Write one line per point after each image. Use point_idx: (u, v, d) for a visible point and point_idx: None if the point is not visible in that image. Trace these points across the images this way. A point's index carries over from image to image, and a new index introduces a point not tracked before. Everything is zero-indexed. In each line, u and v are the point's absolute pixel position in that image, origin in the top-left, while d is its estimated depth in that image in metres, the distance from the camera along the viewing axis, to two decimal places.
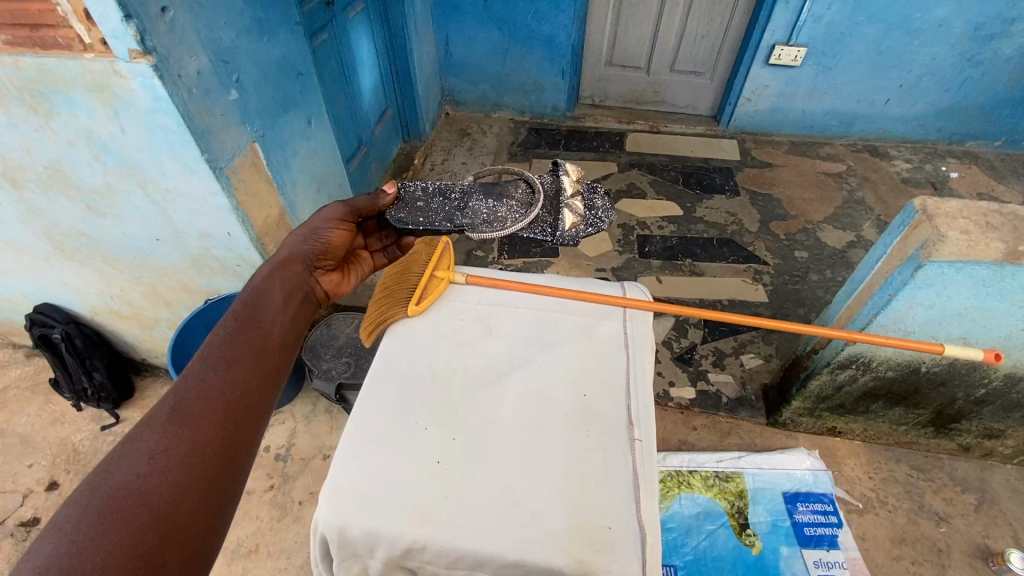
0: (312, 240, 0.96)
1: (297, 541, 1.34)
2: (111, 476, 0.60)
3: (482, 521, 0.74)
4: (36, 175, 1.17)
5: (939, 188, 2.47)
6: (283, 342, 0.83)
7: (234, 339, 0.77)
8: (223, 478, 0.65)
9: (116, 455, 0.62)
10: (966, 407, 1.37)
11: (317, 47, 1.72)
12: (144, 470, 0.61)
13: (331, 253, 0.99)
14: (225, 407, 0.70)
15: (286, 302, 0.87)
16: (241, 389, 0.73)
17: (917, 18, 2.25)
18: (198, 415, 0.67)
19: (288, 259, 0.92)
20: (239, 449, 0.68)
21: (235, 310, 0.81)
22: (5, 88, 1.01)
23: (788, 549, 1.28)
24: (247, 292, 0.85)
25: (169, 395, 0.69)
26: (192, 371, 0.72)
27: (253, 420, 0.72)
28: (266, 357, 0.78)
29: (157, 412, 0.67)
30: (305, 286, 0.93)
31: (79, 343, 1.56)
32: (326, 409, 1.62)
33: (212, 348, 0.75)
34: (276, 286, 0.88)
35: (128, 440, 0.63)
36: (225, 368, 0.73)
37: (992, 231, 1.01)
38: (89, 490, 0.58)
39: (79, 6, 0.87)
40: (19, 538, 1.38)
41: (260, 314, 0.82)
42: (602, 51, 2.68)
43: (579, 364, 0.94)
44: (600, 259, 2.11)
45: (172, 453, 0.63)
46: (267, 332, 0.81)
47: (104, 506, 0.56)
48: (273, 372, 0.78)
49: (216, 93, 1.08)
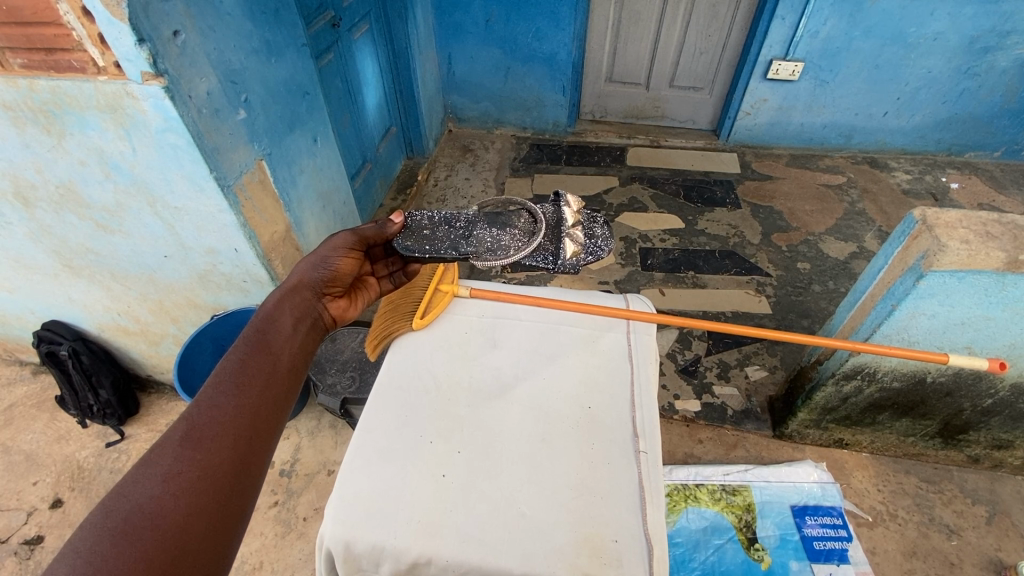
0: (322, 268, 0.95)
1: (302, 558, 1.33)
2: (125, 499, 0.60)
3: (488, 535, 0.74)
4: (47, 194, 1.19)
5: (940, 200, 2.48)
6: (293, 367, 0.83)
7: (246, 364, 0.78)
8: (233, 502, 0.65)
9: (130, 478, 0.62)
10: (974, 418, 1.36)
11: (323, 67, 1.76)
12: (157, 493, 0.61)
13: (339, 280, 0.98)
14: (237, 431, 0.70)
15: (296, 328, 0.87)
16: (252, 414, 0.73)
17: (913, 32, 2.29)
18: (210, 439, 0.68)
19: (298, 285, 0.92)
20: (248, 474, 0.69)
21: (246, 335, 0.82)
22: (20, 110, 1.03)
23: (797, 564, 1.26)
24: (258, 317, 0.85)
25: (183, 418, 0.69)
26: (204, 395, 0.73)
27: (262, 444, 0.73)
28: (276, 381, 0.79)
29: (171, 435, 0.67)
30: (314, 312, 0.93)
31: (86, 360, 1.57)
32: (330, 423, 1.62)
33: (224, 372, 0.76)
34: (286, 311, 0.88)
35: (141, 463, 0.64)
36: (237, 393, 0.74)
37: (992, 240, 1.00)
38: (103, 513, 0.58)
39: (93, 31, 0.89)
40: (23, 557, 1.37)
41: (270, 339, 0.82)
42: (602, 68, 2.72)
43: (584, 377, 0.95)
44: (603, 272, 2.12)
45: (184, 476, 0.63)
46: (277, 357, 0.81)
47: (118, 530, 0.57)
48: (282, 396, 0.79)
49: (224, 112, 1.11)
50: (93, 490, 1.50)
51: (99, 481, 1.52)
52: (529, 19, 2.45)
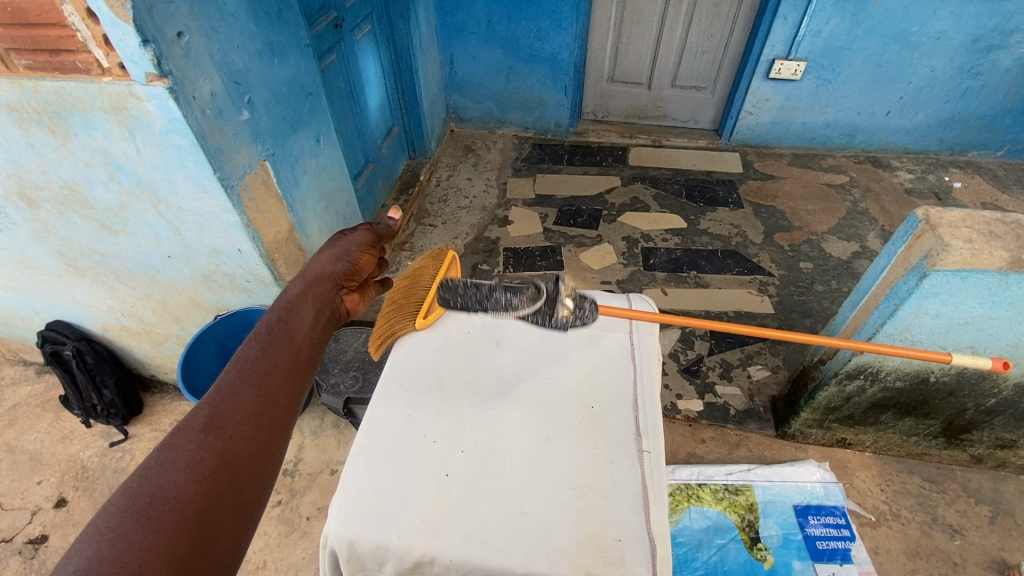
0: (344, 261, 0.98)
1: (305, 557, 1.33)
2: (148, 483, 0.60)
3: (491, 535, 0.74)
4: (51, 195, 1.20)
5: (942, 199, 2.47)
6: (312, 358, 0.84)
7: (268, 353, 0.78)
8: (251, 490, 0.66)
9: (153, 462, 0.63)
10: (977, 417, 1.36)
11: (326, 66, 1.76)
12: (180, 478, 0.62)
13: (358, 274, 1.00)
14: (257, 419, 0.71)
15: (316, 319, 0.88)
16: (272, 403, 0.74)
17: (915, 31, 2.29)
18: (232, 427, 0.68)
19: (322, 276, 0.93)
20: (267, 463, 0.69)
21: (269, 323, 0.83)
22: (24, 111, 1.04)
23: (800, 564, 1.26)
24: (280, 306, 0.86)
25: (205, 405, 0.70)
26: (226, 382, 0.74)
27: (281, 433, 0.73)
28: (296, 371, 0.79)
29: (192, 422, 0.68)
30: (334, 304, 0.94)
31: (90, 359, 1.57)
32: (333, 423, 1.62)
33: (245, 361, 0.76)
34: (308, 302, 0.89)
35: (163, 449, 0.64)
36: (258, 381, 0.74)
37: (996, 239, 1.00)
38: (127, 496, 0.59)
39: (97, 32, 0.90)
40: (27, 556, 1.37)
41: (292, 329, 0.83)
42: (604, 68, 2.73)
43: (587, 376, 0.95)
44: (605, 272, 2.12)
45: (206, 462, 0.64)
46: (298, 348, 0.82)
47: (141, 513, 0.57)
48: (301, 386, 0.79)
49: (228, 113, 1.11)
50: (98, 490, 1.51)
51: (103, 480, 1.53)
52: (531, 19, 2.46)
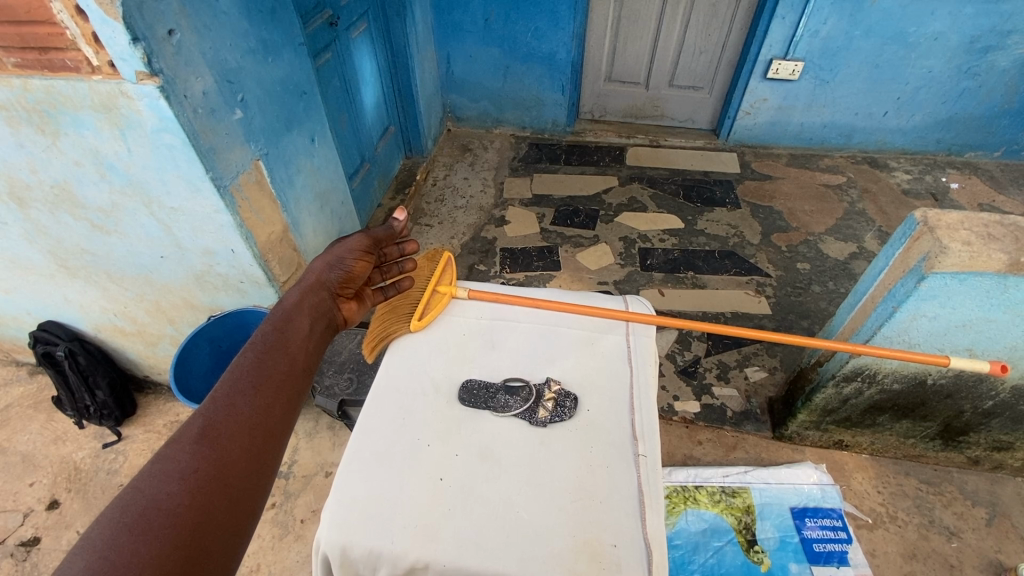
0: (338, 268, 0.98)
1: (300, 560, 1.32)
2: (142, 494, 0.60)
3: (486, 540, 0.73)
4: (42, 194, 1.18)
5: (940, 200, 2.47)
6: (307, 367, 0.84)
7: (263, 363, 0.79)
8: (245, 502, 0.65)
9: (147, 473, 0.62)
10: (974, 420, 1.35)
11: (321, 65, 1.75)
12: (174, 489, 0.61)
13: (353, 281, 1.01)
14: (252, 430, 0.71)
15: (312, 328, 0.89)
16: (266, 413, 0.74)
17: (913, 31, 2.29)
18: (227, 437, 0.68)
19: (316, 285, 0.95)
20: (261, 474, 0.69)
21: (264, 333, 0.83)
22: (13, 109, 1.02)
23: (797, 566, 1.25)
24: (276, 316, 0.87)
25: (199, 415, 0.70)
26: (220, 394, 0.74)
27: (275, 445, 0.73)
28: (290, 382, 0.80)
29: (187, 432, 0.67)
30: (329, 313, 0.95)
31: (82, 360, 1.56)
32: (328, 425, 1.61)
33: (241, 371, 0.77)
34: (304, 311, 0.90)
35: (159, 459, 0.64)
36: (253, 393, 0.75)
37: (994, 242, 1.00)
38: (121, 507, 0.58)
39: (87, 30, 0.88)
40: (19, 559, 1.36)
41: (288, 339, 0.84)
42: (601, 68, 2.71)
43: (582, 377, 0.94)
44: (602, 272, 2.11)
45: (201, 473, 0.63)
46: (293, 357, 0.82)
47: (136, 524, 0.57)
48: (296, 396, 0.79)
49: (221, 112, 1.10)
50: (90, 491, 1.49)
51: (96, 482, 1.51)
52: (529, 18, 2.45)
